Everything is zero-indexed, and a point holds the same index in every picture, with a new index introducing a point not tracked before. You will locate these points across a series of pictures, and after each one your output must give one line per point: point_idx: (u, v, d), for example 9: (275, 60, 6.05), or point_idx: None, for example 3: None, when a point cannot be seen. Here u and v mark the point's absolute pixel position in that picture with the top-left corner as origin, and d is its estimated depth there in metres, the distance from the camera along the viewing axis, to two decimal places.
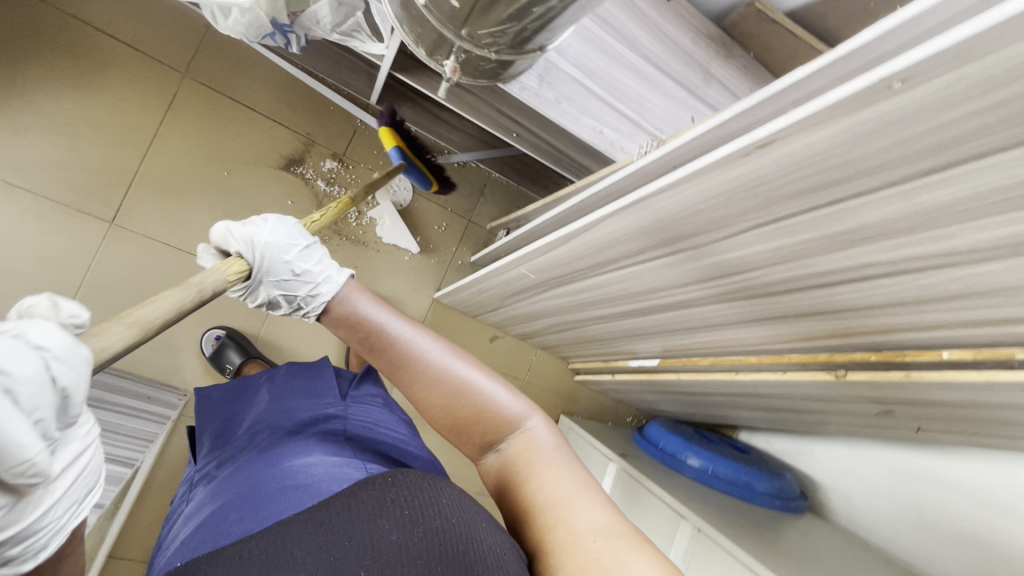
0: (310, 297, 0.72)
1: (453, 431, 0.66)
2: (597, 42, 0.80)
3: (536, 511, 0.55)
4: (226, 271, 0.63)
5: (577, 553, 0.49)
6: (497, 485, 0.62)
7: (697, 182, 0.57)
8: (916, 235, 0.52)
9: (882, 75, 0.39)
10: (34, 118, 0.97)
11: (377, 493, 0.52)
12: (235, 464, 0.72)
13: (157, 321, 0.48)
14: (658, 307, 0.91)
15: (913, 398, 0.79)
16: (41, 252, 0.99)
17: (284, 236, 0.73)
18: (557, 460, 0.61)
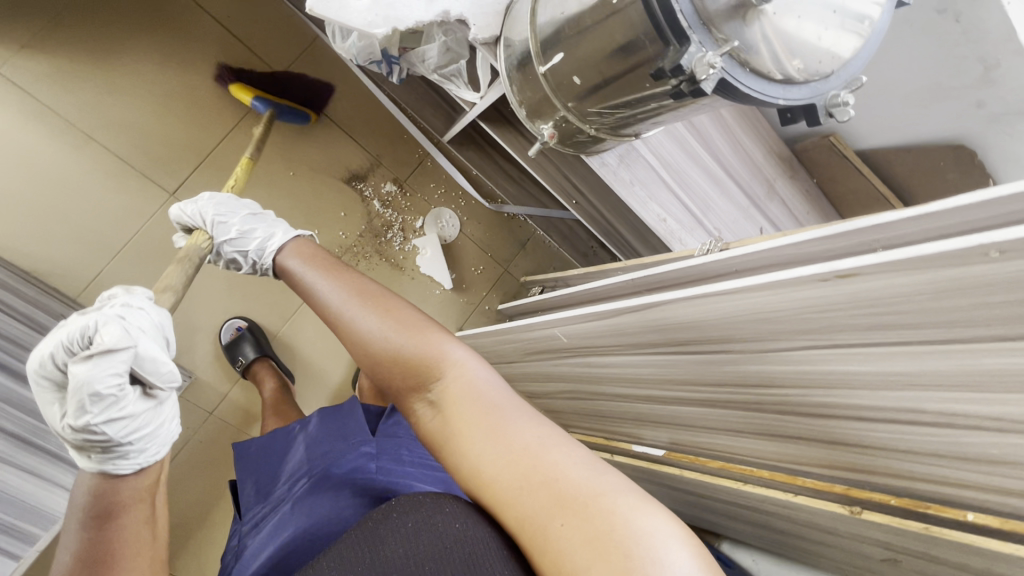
0: (256, 252, 0.85)
1: (398, 379, 0.67)
2: (677, 138, 0.85)
3: (498, 475, 0.55)
4: (196, 245, 0.83)
5: (558, 520, 0.49)
6: (440, 436, 0.62)
7: (765, 293, 0.59)
8: (972, 394, 0.53)
9: (981, 242, 0.41)
10: (132, 84, 1.02)
11: (377, 519, 0.52)
12: (278, 515, 0.76)
13: (179, 282, 0.77)
14: (682, 400, 0.91)
15: (925, 554, 0.77)
16: (99, 207, 1.02)
17: (230, 206, 0.87)
18: (507, 413, 0.59)
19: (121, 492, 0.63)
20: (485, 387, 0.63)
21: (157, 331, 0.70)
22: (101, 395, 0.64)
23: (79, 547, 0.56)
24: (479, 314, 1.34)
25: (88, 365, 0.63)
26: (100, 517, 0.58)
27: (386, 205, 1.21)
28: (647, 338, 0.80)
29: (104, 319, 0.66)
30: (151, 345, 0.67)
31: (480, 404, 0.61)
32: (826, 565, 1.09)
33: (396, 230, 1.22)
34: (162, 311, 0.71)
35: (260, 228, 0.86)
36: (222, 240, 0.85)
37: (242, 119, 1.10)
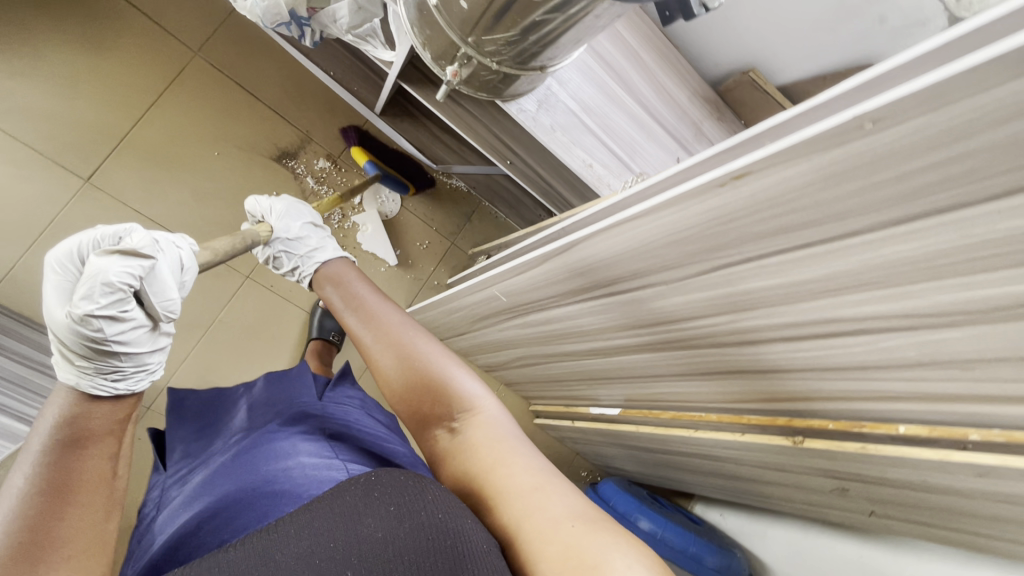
0: (306, 259, 0.93)
1: (419, 400, 0.70)
2: (596, 80, 0.84)
3: (504, 496, 0.57)
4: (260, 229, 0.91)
5: (555, 540, 0.50)
6: (450, 459, 0.64)
7: (671, 211, 0.58)
8: (878, 291, 0.53)
9: (855, 113, 0.40)
10: (33, 67, 0.98)
11: (360, 492, 0.51)
12: (214, 468, 0.71)
13: (223, 249, 0.80)
14: (623, 349, 0.90)
15: (868, 476, 0.78)
16: (7, 197, 0.97)
17: (296, 211, 0.97)
18: (519, 445, 0.63)
19: (96, 422, 0.57)
20: (504, 420, 0.67)
21: (179, 273, 0.74)
22: (113, 289, 0.64)
23: (44, 468, 0.49)
24: (428, 290, 1.32)
25: (109, 259, 0.64)
26: (70, 445, 0.52)
27: (320, 181, 1.17)
28: (578, 282, 0.79)
29: (143, 232, 0.70)
30: (167, 271, 0.70)
31: (498, 432, 0.65)
32: (787, 508, 1.10)
33: (332, 207, 1.18)
34: (193, 258, 0.75)
35: (312, 238, 0.96)
36: (282, 237, 0.93)
37: (158, 98, 1.06)
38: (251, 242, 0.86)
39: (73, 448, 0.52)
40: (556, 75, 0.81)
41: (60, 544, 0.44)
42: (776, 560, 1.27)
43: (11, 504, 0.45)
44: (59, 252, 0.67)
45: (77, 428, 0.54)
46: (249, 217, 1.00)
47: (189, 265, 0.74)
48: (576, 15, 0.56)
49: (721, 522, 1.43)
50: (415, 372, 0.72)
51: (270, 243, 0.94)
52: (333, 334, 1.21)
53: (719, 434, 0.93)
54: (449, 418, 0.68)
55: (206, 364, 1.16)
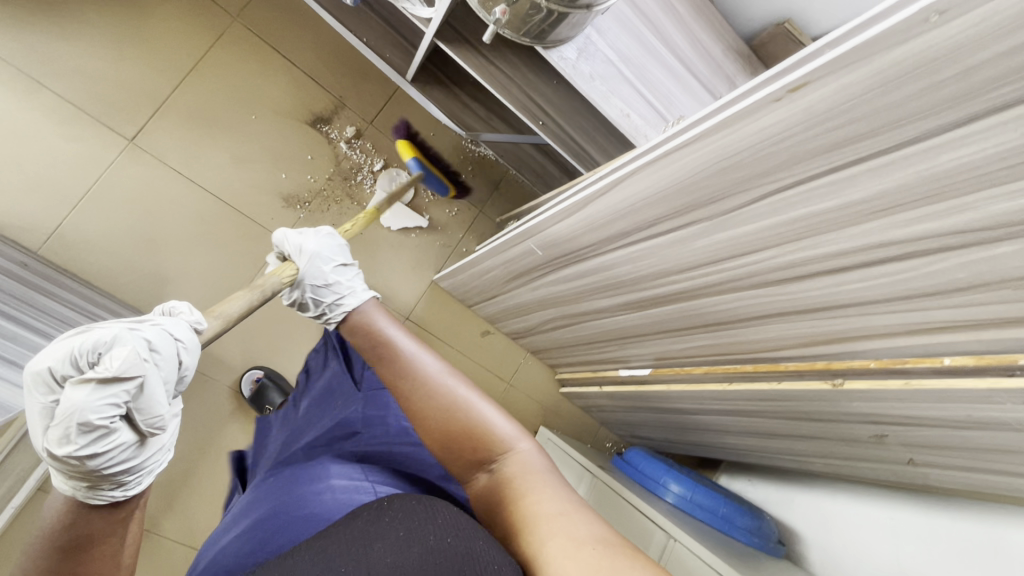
0: (335, 305, 0.87)
1: (447, 434, 0.72)
2: (633, 31, 0.85)
3: (531, 523, 0.59)
4: (281, 275, 0.83)
5: (579, 558, 0.53)
6: (485, 494, 0.67)
7: (722, 134, 0.60)
8: (932, 207, 0.53)
9: (922, 6, 0.42)
10: (82, 29, 1.01)
11: (371, 518, 0.57)
12: (264, 481, 0.77)
13: (237, 312, 0.70)
14: (659, 300, 0.90)
15: (909, 417, 0.78)
16: (53, 155, 0.99)
17: (327, 250, 0.90)
18: (553, 480, 0.65)
19: (97, 522, 0.56)
20: (538, 457, 0.68)
21: (173, 373, 0.63)
22: (91, 427, 0.55)
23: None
24: (457, 257, 1.34)
25: (85, 390, 0.55)
26: (66, 550, 0.52)
27: (353, 146, 1.19)
28: (619, 226, 0.80)
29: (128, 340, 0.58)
30: (157, 385, 0.60)
31: (531, 464, 0.67)
32: (818, 467, 1.10)
33: (365, 171, 1.20)
34: (195, 354, 0.66)
35: (342, 282, 0.89)
36: (309, 281, 0.87)
37: (199, 62, 1.09)
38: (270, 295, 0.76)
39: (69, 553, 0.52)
40: (595, 24, 0.82)
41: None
42: (805, 526, 1.27)
43: None
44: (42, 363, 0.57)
45: (77, 529, 0.54)
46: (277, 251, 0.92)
47: (186, 365, 0.65)
48: None
49: (748, 490, 1.43)
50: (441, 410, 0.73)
51: (296, 285, 0.87)
52: None
53: (755, 384, 0.93)
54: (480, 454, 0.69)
55: (242, 326, 1.18)
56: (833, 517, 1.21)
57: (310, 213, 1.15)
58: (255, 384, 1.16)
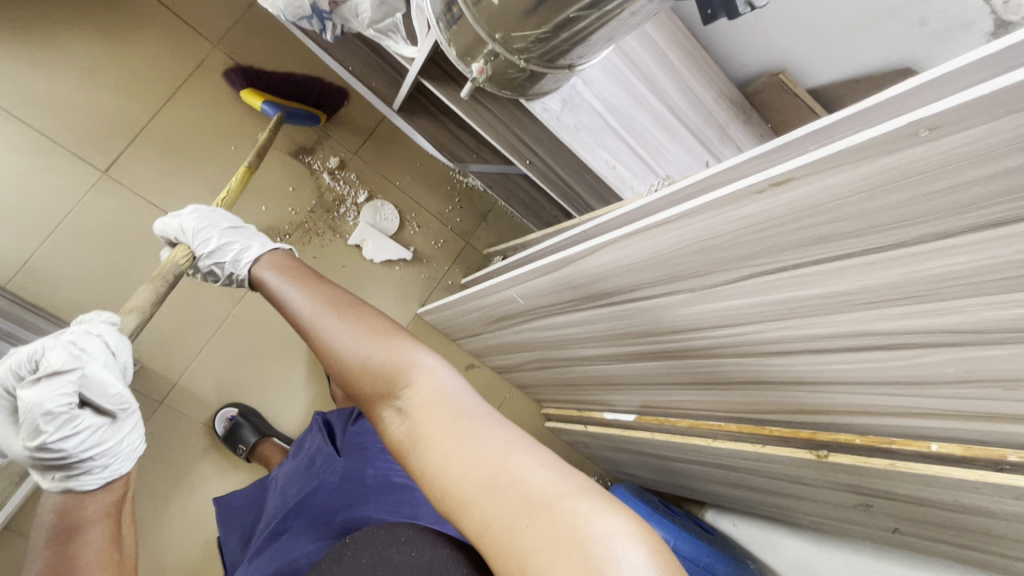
0: (234, 269, 0.79)
1: (362, 390, 0.60)
2: (621, 80, 0.82)
3: (458, 500, 0.47)
4: (176, 261, 0.77)
5: (520, 543, 0.43)
6: (403, 448, 0.55)
7: (702, 217, 0.57)
8: (921, 306, 0.50)
9: (911, 120, 0.38)
10: (61, 60, 1.03)
11: (336, 555, 0.56)
12: (252, 551, 0.76)
13: (146, 304, 0.70)
14: (641, 356, 0.88)
15: (895, 493, 0.76)
16: (28, 187, 1.01)
17: (207, 218, 0.81)
18: (475, 417, 0.53)
19: (89, 508, 0.63)
20: (457, 385, 0.56)
21: (112, 359, 0.65)
22: (52, 415, 0.60)
23: (44, 563, 0.56)
24: (442, 290, 1.34)
25: (37, 388, 0.60)
26: (59, 538, 0.58)
27: (336, 178, 1.21)
28: (599, 286, 0.78)
29: (53, 343, 0.62)
30: (99, 367, 0.63)
31: (453, 405, 0.54)
32: (804, 521, 1.08)
33: (348, 204, 1.22)
34: (121, 338, 0.66)
35: (234, 241, 0.80)
36: (199, 253, 0.79)
37: (177, 91, 1.11)
38: (173, 281, 0.74)
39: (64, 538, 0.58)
40: (582, 74, 0.79)
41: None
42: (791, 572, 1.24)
43: None
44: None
45: (69, 517, 0.61)
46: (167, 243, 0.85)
47: (120, 348, 0.66)
48: (617, 9, 0.55)
49: (733, 531, 1.41)
50: (349, 367, 0.61)
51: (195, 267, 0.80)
52: None
53: (738, 444, 0.91)
54: (395, 403, 0.57)
55: (219, 358, 1.17)
56: (819, 566, 1.18)
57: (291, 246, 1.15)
58: (229, 423, 1.14)
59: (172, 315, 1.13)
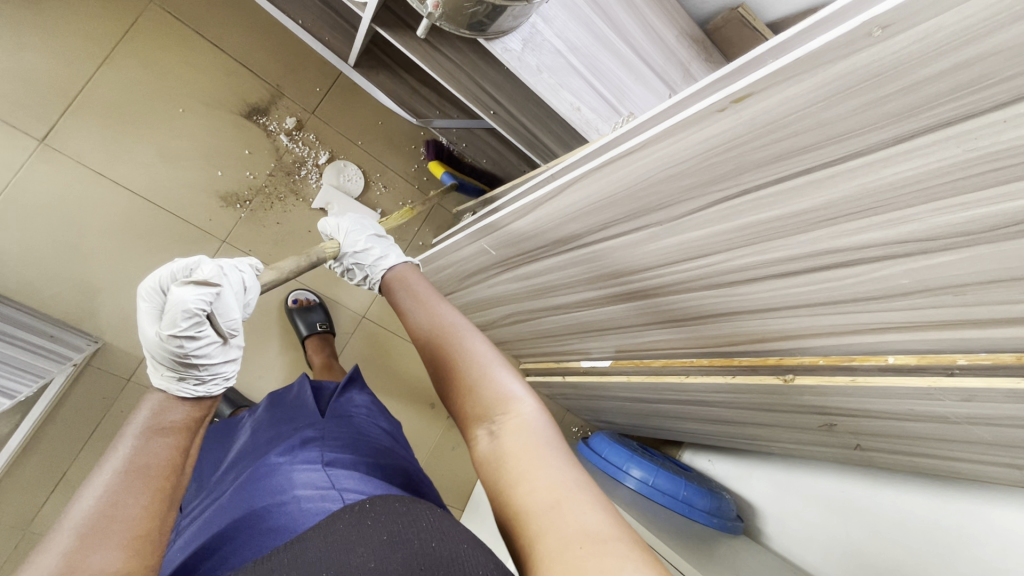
0: (373, 268, 0.90)
1: (458, 399, 0.68)
2: (584, 18, 0.81)
3: (521, 514, 0.53)
4: (325, 249, 0.91)
5: (566, 560, 0.47)
6: (481, 462, 0.61)
7: (669, 141, 0.58)
8: (878, 218, 0.51)
9: (865, 20, 0.39)
10: None
11: (354, 520, 0.53)
12: (220, 497, 0.72)
13: (290, 270, 0.78)
14: (612, 298, 0.89)
15: (857, 410, 0.80)
16: None
17: (359, 225, 0.96)
18: (552, 454, 0.58)
19: (176, 416, 0.60)
20: (544, 425, 0.63)
21: (241, 291, 0.70)
22: (191, 315, 0.63)
23: (130, 451, 0.53)
24: (412, 250, 1.35)
25: (186, 288, 0.63)
26: (154, 432, 0.56)
27: (293, 139, 1.22)
28: (570, 228, 0.79)
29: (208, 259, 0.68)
30: (231, 293, 0.68)
31: (535, 437, 0.60)
32: (775, 449, 1.13)
33: (308, 165, 1.23)
34: (255, 278, 0.73)
35: (377, 247, 0.93)
36: (348, 251, 0.92)
37: (112, 51, 1.09)
38: (316, 260, 0.83)
39: (157, 434, 0.56)
40: (541, 12, 0.78)
41: (122, 526, 0.48)
42: (763, 502, 1.31)
43: (100, 481, 0.50)
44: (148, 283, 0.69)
45: (159, 420, 0.58)
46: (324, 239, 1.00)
47: (252, 285, 0.72)
48: None
49: (710, 469, 1.48)
50: (451, 374, 0.69)
51: (339, 259, 0.93)
52: (320, 325, 1.20)
53: (709, 377, 0.94)
54: (487, 418, 0.64)
55: None
56: (790, 492, 1.25)
57: (252, 212, 1.19)
58: None
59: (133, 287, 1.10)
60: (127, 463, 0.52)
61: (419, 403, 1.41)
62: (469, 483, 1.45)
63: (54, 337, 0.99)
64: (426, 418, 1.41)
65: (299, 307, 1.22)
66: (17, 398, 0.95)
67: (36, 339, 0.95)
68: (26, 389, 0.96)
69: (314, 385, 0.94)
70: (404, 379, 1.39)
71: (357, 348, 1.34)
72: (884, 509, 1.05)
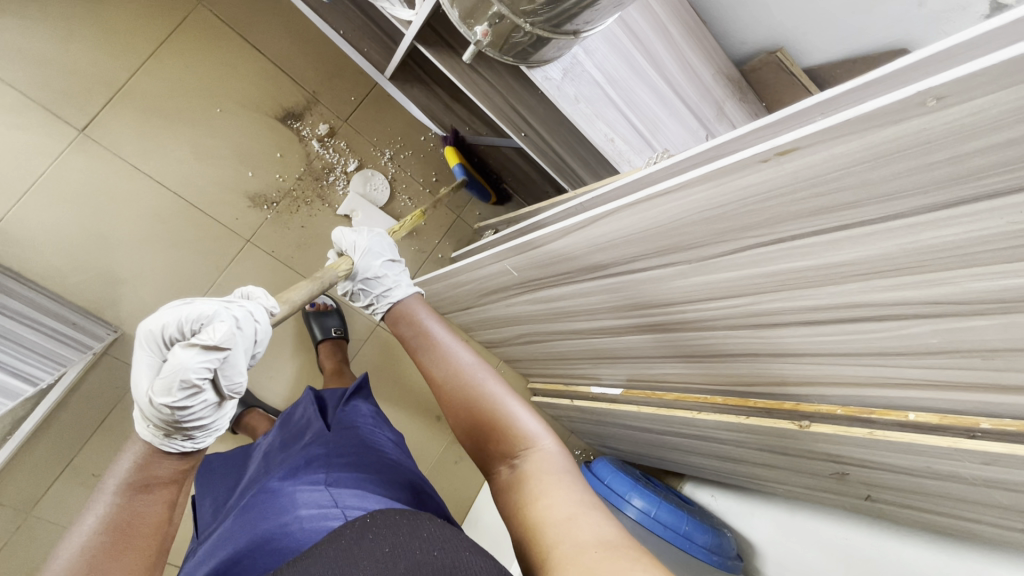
0: (380, 297, 0.92)
1: (477, 431, 0.69)
2: (623, 52, 0.82)
3: (542, 529, 0.54)
4: (337, 270, 0.91)
5: (581, 564, 0.48)
6: (504, 494, 0.62)
7: (706, 185, 0.58)
8: (914, 278, 0.51)
9: (919, 89, 0.39)
10: (41, 13, 1.03)
11: (355, 534, 0.53)
12: (230, 518, 0.71)
13: (300, 298, 0.79)
14: (630, 329, 0.89)
15: (870, 461, 0.79)
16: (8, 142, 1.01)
17: (378, 247, 0.96)
18: (568, 480, 0.60)
19: (163, 469, 0.61)
20: (558, 454, 0.64)
21: (251, 347, 0.69)
22: (188, 382, 0.62)
23: (113, 509, 0.53)
24: (432, 262, 1.37)
25: (190, 351, 0.62)
26: (137, 487, 0.56)
27: (324, 144, 1.24)
28: (597, 258, 0.79)
29: (223, 315, 0.66)
30: (241, 355, 0.66)
31: (552, 464, 0.62)
32: (779, 491, 1.12)
33: (337, 172, 1.25)
34: (270, 331, 0.72)
35: (390, 275, 0.94)
36: (360, 274, 0.93)
37: (157, 49, 1.11)
38: (330, 286, 0.86)
39: (141, 492, 0.56)
40: (584, 44, 0.78)
41: None
42: (765, 542, 1.29)
43: (81, 541, 0.51)
44: (152, 327, 0.65)
45: (143, 475, 0.58)
46: (336, 249, 1.00)
47: (264, 339, 0.71)
48: None
49: (711, 503, 1.47)
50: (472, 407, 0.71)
51: (351, 278, 0.94)
52: (334, 330, 1.22)
53: (723, 416, 0.94)
54: (508, 451, 0.66)
55: None
56: (793, 534, 1.24)
57: (277, 214, 1.21)
58: None
59: (157, 280, 1.12)
60: (110, 523, 0.52)
61: (425, 415, 1.41)
62: (467, 499, 1.44)
63: (76, 325, 1.01)
64: (431, 430, 1.41)
65: (316, 312, 1.23)
66: (42, 385, 1.00)
67: (58, 326, 0.98)
68: (49, 375, 1.00)
69: (317, 397, 0.94)
70: (412, 389, 1.39)
71: (369, 355, 1.34)
72: (888, 561, 1.04)
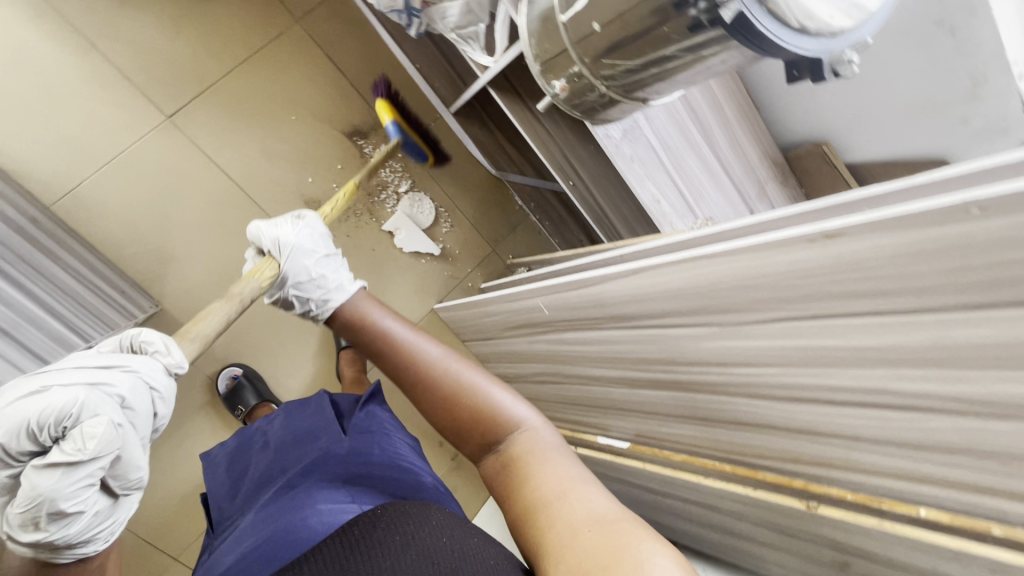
0: (321, 300, 0.94)
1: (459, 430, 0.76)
2: (679, 123, 0.89)
3: (536, 506, 0.60)
4: (259, 279, 0.89)
5: (576, 541, 0.53)
6: (496, 477, 0.69)
7: (750, 256, 0.62)
8: (938, 371, 0.53)
9: (964, 198, 0.44)
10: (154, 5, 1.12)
11: (368, 526, 0.55)
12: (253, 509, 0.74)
13: (214, 325, 0.80)
14: (650, 383, 0.91)
15: (873, 553, 0.79)
16: (98, 115, 1.10)
17: (309, 242, 0.94)
18: (553, 453, 0.67)
19: None
20: (542, 434, 0.71)
21: (137, 423, 0.74)
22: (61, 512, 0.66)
23: None
24: (461, 289, 1.45)
25: (57, 474, 0.66)
26: None
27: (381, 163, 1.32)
28: (630, 307, 0.83)
29: (97, 405, 0.69)
30: (125, 445, 0.71)
31: (539, 443, 0.69)
32: None
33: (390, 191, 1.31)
34: (166, 398, 0.78)
35: (325, 270, 0.95)
36: (291, 278, 0.92)
37: (247, 57, 1.20)
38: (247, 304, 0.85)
39: None
40: (646, 112, 0.85)
41: None
42: None
43: None
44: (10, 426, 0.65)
45: None
46: (258, 247, 0.96)
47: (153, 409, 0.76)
48: (681, 66, 0.63)
49: None
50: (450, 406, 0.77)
51: (279, 282, 0.93)
52: None
53: (729, 485, 0.94)
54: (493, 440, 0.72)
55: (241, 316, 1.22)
56: None
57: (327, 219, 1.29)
58: (231, 381, 1.19)
59: (207, 264, 1.20)
60: None
61: None
62: None
63: (125, 292, 1.09)
64: None
65: None
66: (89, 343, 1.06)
67: (109, 291, 1.06)
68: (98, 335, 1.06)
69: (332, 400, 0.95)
70: None
71: None
72: None
